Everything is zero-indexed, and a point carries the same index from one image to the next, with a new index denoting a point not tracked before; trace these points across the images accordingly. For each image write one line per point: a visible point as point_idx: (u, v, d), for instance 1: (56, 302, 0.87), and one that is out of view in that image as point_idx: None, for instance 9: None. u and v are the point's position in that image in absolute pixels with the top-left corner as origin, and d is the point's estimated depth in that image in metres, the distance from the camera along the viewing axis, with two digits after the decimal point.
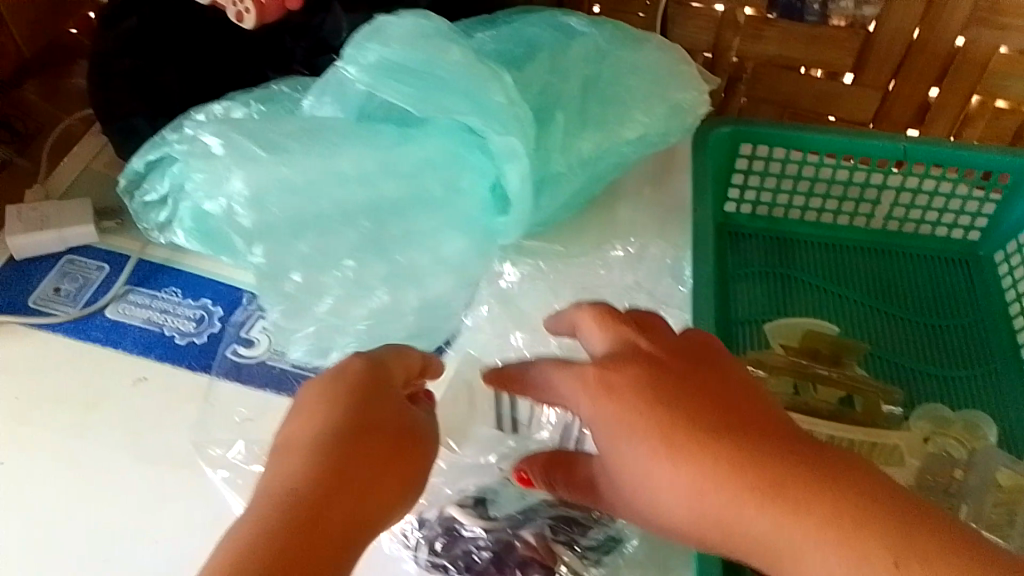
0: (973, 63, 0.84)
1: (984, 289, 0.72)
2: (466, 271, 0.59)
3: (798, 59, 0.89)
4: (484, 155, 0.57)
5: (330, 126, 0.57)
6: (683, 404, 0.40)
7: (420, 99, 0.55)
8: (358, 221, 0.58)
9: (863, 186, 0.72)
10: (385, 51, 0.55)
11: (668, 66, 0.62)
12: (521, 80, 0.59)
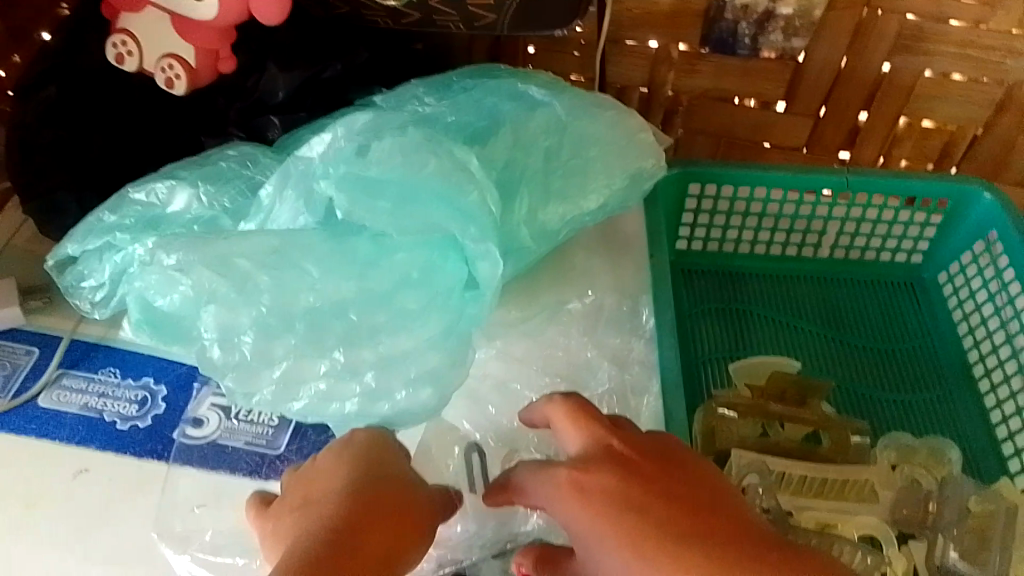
0: (900, 88, 0.87)
1: (931, 311, 0.74)
2: (446, 381, 0.53)
3: (732, 91, 0.90)
4: (461, 261, 0.54)
5: (297, 236, 0.53)
6: (648, 507, 0.39)
7: (396, 216, 0.53)
8: (331, 352, 0.53)
9: (809, 218, 0.73)
10: (362, 170, 0.53)
11: (626, 136, 0.61)
12: (484, 156, 0.57)
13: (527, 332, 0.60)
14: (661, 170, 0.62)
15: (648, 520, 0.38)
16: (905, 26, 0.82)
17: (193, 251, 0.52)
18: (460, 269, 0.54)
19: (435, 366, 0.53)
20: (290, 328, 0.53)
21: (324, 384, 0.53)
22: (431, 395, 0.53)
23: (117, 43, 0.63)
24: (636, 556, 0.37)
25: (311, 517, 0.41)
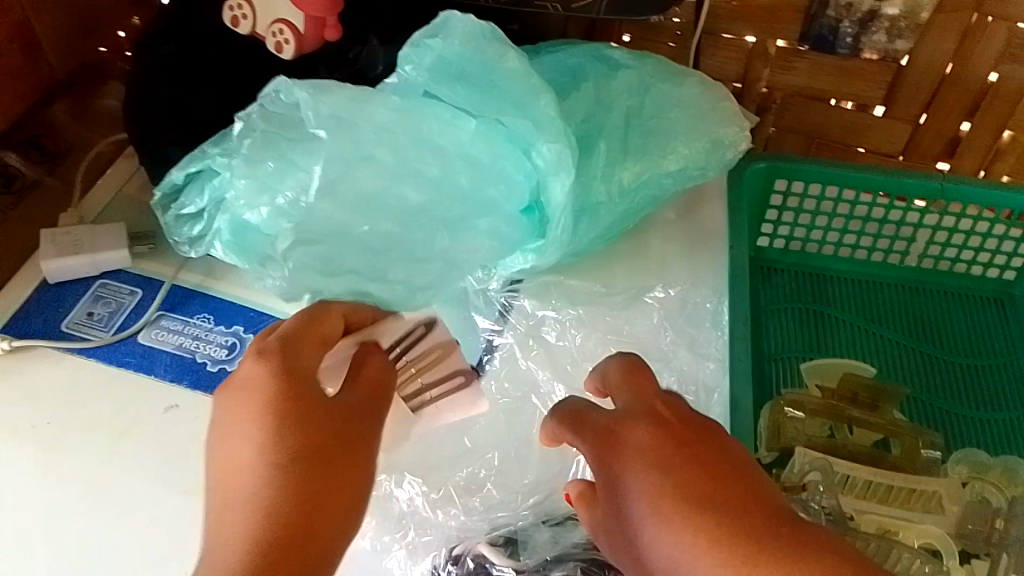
0: (1006, 99, 0.84)
1: (1019, 328, 0.71)
2: (488, 250, 0.58)
3: (828, 91, 0.89)
4: (528, 155, 0.57)
5: (375, 117, 0.55)
6: (682, 480, 0.38)
7: (476, 104, 0.56)
8: (411, 235, 0.56)
9: (898, 224, 0.72)
10: (445, 50, 0.55)
11: (710, 100, 0.63)
12: (565, 109, 0.62)
13: (600, 312, 0.62)
14: (743, 137, 0.63)
15: (674, 492, 0.37)
16: (1015, 35, 0.79)
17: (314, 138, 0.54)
18: (522, 160, 0.57)
19: (477, 236, 0.57)
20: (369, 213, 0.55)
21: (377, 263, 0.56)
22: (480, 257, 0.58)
23: (234, 7, 0.67)
24: (660, 509, 0.37)
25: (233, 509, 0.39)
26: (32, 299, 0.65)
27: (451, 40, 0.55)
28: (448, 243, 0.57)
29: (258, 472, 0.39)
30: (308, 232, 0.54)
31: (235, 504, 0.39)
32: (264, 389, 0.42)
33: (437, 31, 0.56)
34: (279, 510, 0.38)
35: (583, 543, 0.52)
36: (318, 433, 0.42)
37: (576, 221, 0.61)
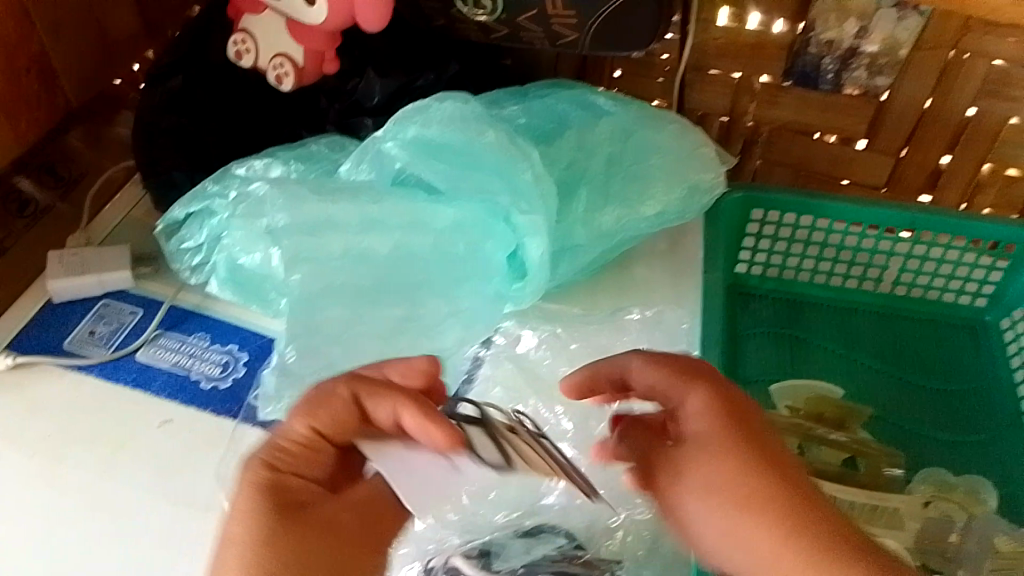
0: (984, 134, 0.87)
1: (990, 354, 0.73)
2: (475, 330, 0.58)
3: (813, 124, 0.92)
4: (509, 224, 0.58)
5: (365, 189, 0.58)
6: (768, 501, 0.39)
7: (454, 178, 0.58)
8: (398, 295, 0.57)
9: (871, 252, 0.74)
10: (424, 130, 0.57)
11: (688, 148, 0.67)
12: (549, 156, 0.64)
13: (579, 332, 0.64)
14: (718, 184, 0.67)
15: (765, 518, 0.39)
16: (991, 72, 0.82)
17: (288, 197, 0.57)
18: (504, 229, 0.57)
19: (467, 312, 0.58)
20: (356, 274, 0.57)
21: (376, 361, 0.56)
22: (464, 334, 0.57)
23: (238, 42, 0.71)
24: (751, 523, 0.39)
25: None
26: (38, 317, 0.68)
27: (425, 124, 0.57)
28: (429, 311, 0.57)
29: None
30: (312, 334, 0.56)
31: None
32: (263, 523, 0.41)
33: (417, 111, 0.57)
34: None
35: (553, 557, 0.53)
36: (316, 534, 0.42)
37: (556, 261, 0.64)
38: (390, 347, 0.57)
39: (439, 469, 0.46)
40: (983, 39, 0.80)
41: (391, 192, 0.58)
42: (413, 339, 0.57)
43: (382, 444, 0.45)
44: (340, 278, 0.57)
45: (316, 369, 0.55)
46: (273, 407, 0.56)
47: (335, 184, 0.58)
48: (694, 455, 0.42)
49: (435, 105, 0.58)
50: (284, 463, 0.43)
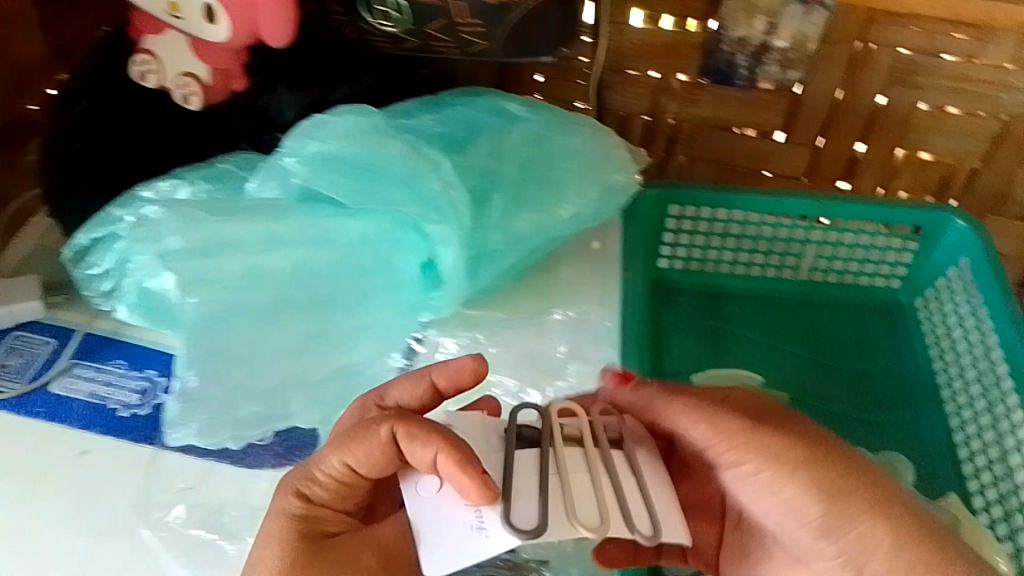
0: (895, 120, 0.90)
1: (906, 335, 0.76)
2: (390, 341, 0.57)
3: (730, 120, 0.93)
4: (420, 234, 0.57)
5: (269, 205, 0.57)
6: (856, 492, 0.44)
7: (359, 192, 0.57)
8: (307, 310, 0.56)
9: (787, 242, 0.76)
10: (324, 145, 0.57)
11: (600, 150, 0.68)
12: (463, 163, 0.64)
13: (497, 337, 0.64)
14: (631, 184, 0.68)
15: (862, 511, 0.44)
16: (898, 61, 0.85)
17: (182, 220, 0.55)
18: (416, 239, 0.57)
19: (380, 325, 0.57)
20: (261, 290, 0.55)
21: (285, 382, 0.55)
22: (378, 348, 0.57)
23: (139, 62, 0.69)
24: (788, 469, 0.45)
25: None
26: None
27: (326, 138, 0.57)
28: (340, 325, 0.56)
29: None
30: (216, 359, 0.54)
31: None
32: (285, 551, 0.42)
33: (314, 127, 0.57)
34: None
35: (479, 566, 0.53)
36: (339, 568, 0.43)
37: (476, 268, 0.63)
38: (300, 365, 0.55)
39: (466, 523, 0.41)
40: (888, 30, 0.83)
41: (293, 208, 0.57)
42: (324, 355, 0.56)
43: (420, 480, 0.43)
44: (236, 300, 0.55)
45: (224, 394, 0.54)
46: (182, 433, 0.54)
47: (235, 204, 0.57)
48: (787, 455, 0.45)
49: (332, 119, 0.58)
50: (316, 494, 0.44)
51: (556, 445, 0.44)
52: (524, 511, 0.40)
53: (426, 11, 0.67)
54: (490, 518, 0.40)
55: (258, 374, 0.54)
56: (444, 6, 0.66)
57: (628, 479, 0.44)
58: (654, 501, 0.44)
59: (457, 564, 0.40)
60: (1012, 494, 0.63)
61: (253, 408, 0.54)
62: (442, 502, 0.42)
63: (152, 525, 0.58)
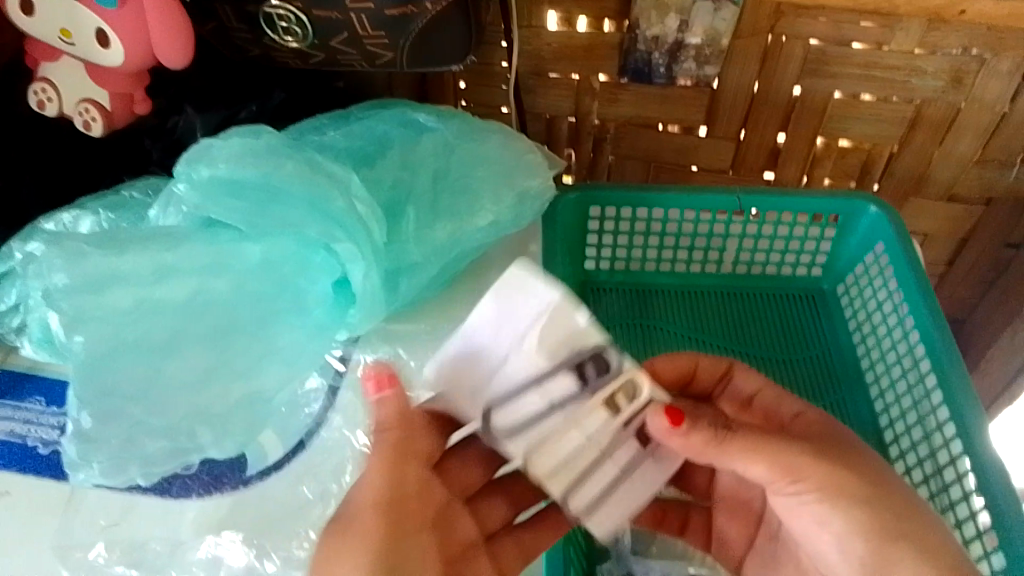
0: (811, 110, 0.90)
1: (828, 320, 0.79)
2: (298, 367, 0.56)
3: (654, 117, 0.94)
4: (330, 253, 0.56)
5: (165, 232, 0.55)
6: (906, 534, 0.47)
7: (258, 215, 0.55)
8: (207, 339, 0.54)
9: (709, 236, 0.77)
10: (214, 171, 0.54)
11: (512, 157, 0.68)
12: (371, 178, 0.64)
13: (416, 350, 0.64)
14: (547, 188, 0.68)
15: (910, 563, 0.46)
16: (810, 52, 0.84)
17: (68, 256, 0.53)
18: (328, 258, 0.56)
19: (289, 350, 0.55)
20: (157, 320, 0.53)
21: (187, 416, 0.53)
22: (285, 373, 0.55)
23: (37, 91, 0.67)
24: (845, 514, 0.47)
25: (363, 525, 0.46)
26: None
27: (216, 161, 0.54)
28: (244, 351, 0.55)
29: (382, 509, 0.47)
30: (112, 398, 0.52)
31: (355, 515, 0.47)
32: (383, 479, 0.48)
33: (202, 154, 0.54)
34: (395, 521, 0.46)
35: None
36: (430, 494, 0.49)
37: (395, 282, 0.62)
38: (202, 397, 0.53)
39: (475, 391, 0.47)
40: (797, 22, 0.82)
41: (189, 235, 0.55)
42: (226, 384, 0.54)
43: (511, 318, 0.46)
44: (131, 335, 0.53)
45: (122, 432, 0.52)
46: (86, 473, 0.52)
47: (129, 234, 0.55)
48: (843, 499, 0.47)
49: (218, 142, 0.55)
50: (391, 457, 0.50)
51: (595, 395, 0.46)
52: (509, 418, 0.47)
53: (327, 25, 0.66)
54: (484, 405, 0.47)
55: (155, 410, 0.52)
56: (344, 20, 0.65)
57: (602, 467, 0.47)
58: (604, 498, 0.48)
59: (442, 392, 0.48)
60: (935, 473, 0.64)
61: (158, 443, 0.52)
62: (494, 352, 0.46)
63: (68, 566, 0.56)
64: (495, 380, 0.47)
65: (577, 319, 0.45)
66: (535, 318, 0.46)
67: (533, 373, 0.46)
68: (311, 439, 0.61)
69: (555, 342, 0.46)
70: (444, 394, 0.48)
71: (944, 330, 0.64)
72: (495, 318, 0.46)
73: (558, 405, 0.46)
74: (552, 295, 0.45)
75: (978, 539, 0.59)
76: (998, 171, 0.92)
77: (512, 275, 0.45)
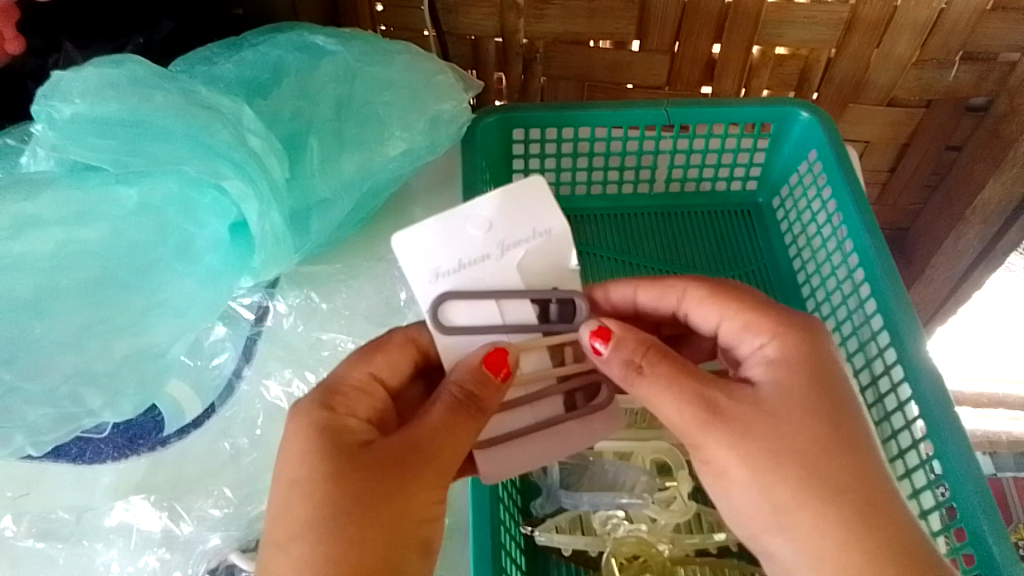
0: (746, 16, 0.83)
1: (763, 233, 0.77)
2: (190, 318, 0.53)
3: (583, 33, 0.86)
4: (219, 192, 0.53)
5: (32, 179, 0.51)
6: (832, 497, 0.42)
7: (132, 152, 0.51)
8: (80, 293, 0.50)
9: (638, 154, 0.75)
10: (77, 108, 0.50)
11: (422, 79, 0.63)
12: (268, 110, 0.59)
13: (331, 294, 0.62)
14: (460, 111, 0.64)
15: (844, 520, 0.42)
16: None
17: None
18: (220, 197, 0.53)
19: (175, 301, 0.52)
20: (18, 273, 0.49)
21: (69, 378, 0.49)
22: (176, 327, 0.52)
23: None
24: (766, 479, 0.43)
25: (318, 490, 0.42)
26: None
27: (72, 95, 0.50)
28: (126, 304, 0.51)
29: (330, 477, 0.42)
30: None
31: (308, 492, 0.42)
32: (325, 456, 0.43)
33: (54, 90, 0.50)
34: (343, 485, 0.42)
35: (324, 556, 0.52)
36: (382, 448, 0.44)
37: (304, 222, 0.59)
38: (84, 355, 0.50)
39: (452, 270, 0.48)
40: None
41: (54, 180, 0.51)
42: (109, 340, 0.50)
43: (518, 219, 0.48)
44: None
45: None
46: None
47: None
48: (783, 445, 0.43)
49: (69, 77, 0.51)
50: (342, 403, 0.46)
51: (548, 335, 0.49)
52: (462, 310, 0.48)
53: None
54: (446, 290, 0.48)
55: (29, 372, 0.48)
56: None
57: (525, 408, 0.49)
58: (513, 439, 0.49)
59: (409, 258, 0.48)
60: (870, 385, 0.63)
61: (42, 410, 0.49)
62: (483, 241, 0.48)
63: None
64: (466, 271, 0.48)
65: (564, 258, 0.49)
66: (528, 235, 0.49)
67: (502, 282, 0.48)
68: (229, 395, 0.58)
69: (532, 266, 0.49)
70: (410, 264, 0.48)
71: (878, 238, 0.63)
72: (498, 215, 0.48)
73: (513, 322, 0.49)
74: (552, 225, 0.49)
75: (914, 449, 0.59)
76: (937, 72, 0.88)
77: (525, 191, 0.48)
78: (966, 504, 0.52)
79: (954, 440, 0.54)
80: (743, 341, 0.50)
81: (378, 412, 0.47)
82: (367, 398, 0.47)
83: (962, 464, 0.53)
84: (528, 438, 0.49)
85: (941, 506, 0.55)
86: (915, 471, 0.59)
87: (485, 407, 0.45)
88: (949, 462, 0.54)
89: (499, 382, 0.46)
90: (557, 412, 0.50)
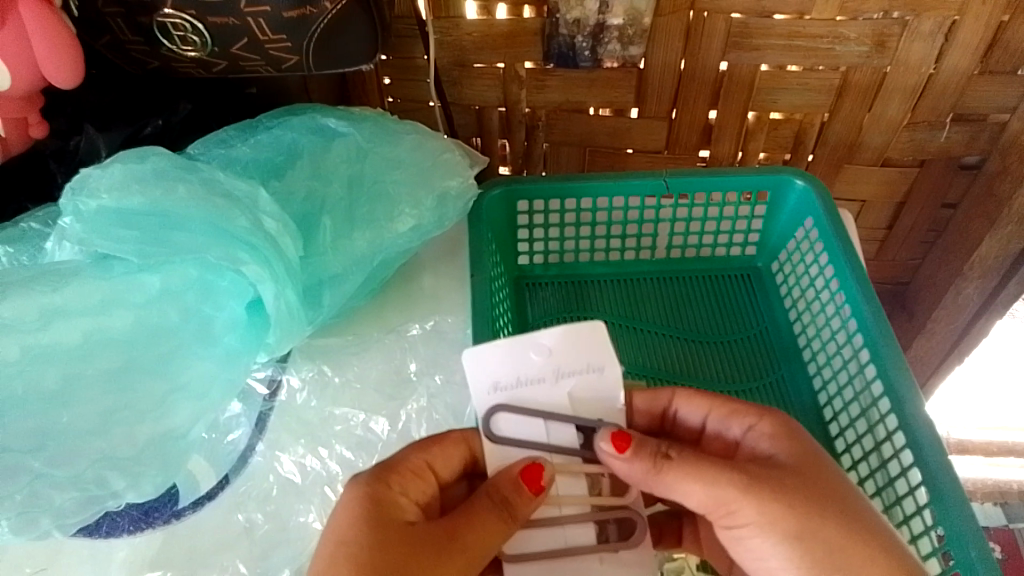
0: (740, 84, 0.85)
1: (764, 296, 0.79)
2: (209, 399, 0.54)
3: (583, 102, 0.88)
4: (236, 275, 0.55)
5: (61, 270, 0.54)
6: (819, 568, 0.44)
7: (156, 239, 0.54)
8: (100, 381, 0.52)
9: (639, 222, 0.77)
10: (102, 202, 0.54)
11: (430, 158, 0.66)
12: (283, 191, 0.62)
13: (342, 365, 0.64)
14: (467, 187, 0.66)
15: None
16: (734, 25, 0.79)
17: None
18: (237, 280, 0.56)
19: (195, 383, 0.54)
20: (49, 360, 0.51)
21: (93, 463, 0.51)
22: (192, 411, 0.54)
23: None
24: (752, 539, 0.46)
25: (350, 557, 0.44)
26: None
27: (99, 192, 0.54)
28: (151, 388, 0.53)
29: (368, 545, 0.44)
30: (3, 453, 0.49)
31: (342, 556, 0.44)
32: (363, 527, 0.45)
33: (79, 187, 0.54)
34: (377, 557, 0.44)
35: None
36: (420, 532, 0.45)
37: (318, 298, 0.61)
38: (108, 441, 0.51)
39: (507, 386, 0.51)
40: None
41: (80, 270, 0.54)
42: (128, 426, 0.52)
43: (578, 347, 0.51)
44: (19, 388, 0.50)
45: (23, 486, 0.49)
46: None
47: (18, 275, 0.54)
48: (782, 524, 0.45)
49: (97, 172, 0.55)
50: (395, 482, 0.48)
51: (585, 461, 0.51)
52: (511, 423, 0.51)
53: (225, 32, 0.60)
54: (499, 402, 0.51)
55: (56, 461, 0.50)
56: (241, 25, 0.59)
57: (556, 528, 0.50)
58: (537, 558, 0.50)
59: (470, 370, 0.51)
60: (874, 449, 0.64)
61: (68, 495, 0.51)
62: (538, 366, 0.51)
63: None
64: (520, 388, 0.51)
65: (612, 396, 0.52)
66: (582, 368, 0.51)
67: (552, 404, 0.51)
68: (242, 467, 0.59)
69: (581, 396, 0.51)
70: (472, 373, 0.51)
71: (875, 304, 0.64)
72: (557, 345, 0.51)
73: (555, 443, 0.51)
74: (608, 367, 0.52)
75: (918, 514, 0.59)
76: (929, 133, 0.90)
77: (590, 331, 0.51)
78: (970, 570, 0.53)
79: (958, 505, 0.55)
80: (732, 425, 0.53)
81: (427, 498, 0.49)
82: (416, 482, 0.49)
83: (966, 530, 0.54)
84: (549, 559, 0.50)
85: (947, 572, 0.56)
86: (920, 538, 0.59)
87: (514, 514, 0.47)
88: (954, 530, 0.54)
89: (531, 496, 0.47)
90: (585, 541, 0.50)
